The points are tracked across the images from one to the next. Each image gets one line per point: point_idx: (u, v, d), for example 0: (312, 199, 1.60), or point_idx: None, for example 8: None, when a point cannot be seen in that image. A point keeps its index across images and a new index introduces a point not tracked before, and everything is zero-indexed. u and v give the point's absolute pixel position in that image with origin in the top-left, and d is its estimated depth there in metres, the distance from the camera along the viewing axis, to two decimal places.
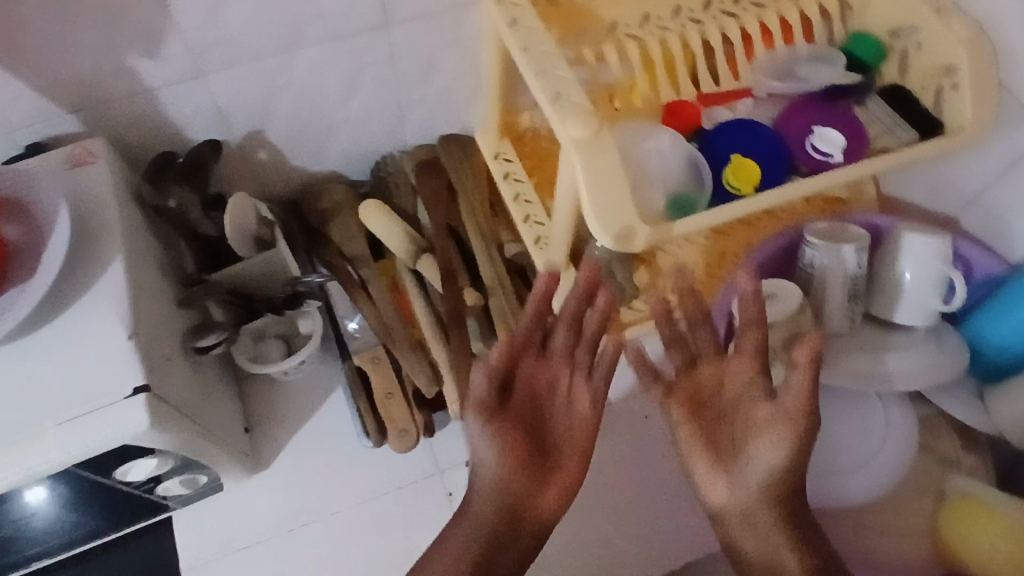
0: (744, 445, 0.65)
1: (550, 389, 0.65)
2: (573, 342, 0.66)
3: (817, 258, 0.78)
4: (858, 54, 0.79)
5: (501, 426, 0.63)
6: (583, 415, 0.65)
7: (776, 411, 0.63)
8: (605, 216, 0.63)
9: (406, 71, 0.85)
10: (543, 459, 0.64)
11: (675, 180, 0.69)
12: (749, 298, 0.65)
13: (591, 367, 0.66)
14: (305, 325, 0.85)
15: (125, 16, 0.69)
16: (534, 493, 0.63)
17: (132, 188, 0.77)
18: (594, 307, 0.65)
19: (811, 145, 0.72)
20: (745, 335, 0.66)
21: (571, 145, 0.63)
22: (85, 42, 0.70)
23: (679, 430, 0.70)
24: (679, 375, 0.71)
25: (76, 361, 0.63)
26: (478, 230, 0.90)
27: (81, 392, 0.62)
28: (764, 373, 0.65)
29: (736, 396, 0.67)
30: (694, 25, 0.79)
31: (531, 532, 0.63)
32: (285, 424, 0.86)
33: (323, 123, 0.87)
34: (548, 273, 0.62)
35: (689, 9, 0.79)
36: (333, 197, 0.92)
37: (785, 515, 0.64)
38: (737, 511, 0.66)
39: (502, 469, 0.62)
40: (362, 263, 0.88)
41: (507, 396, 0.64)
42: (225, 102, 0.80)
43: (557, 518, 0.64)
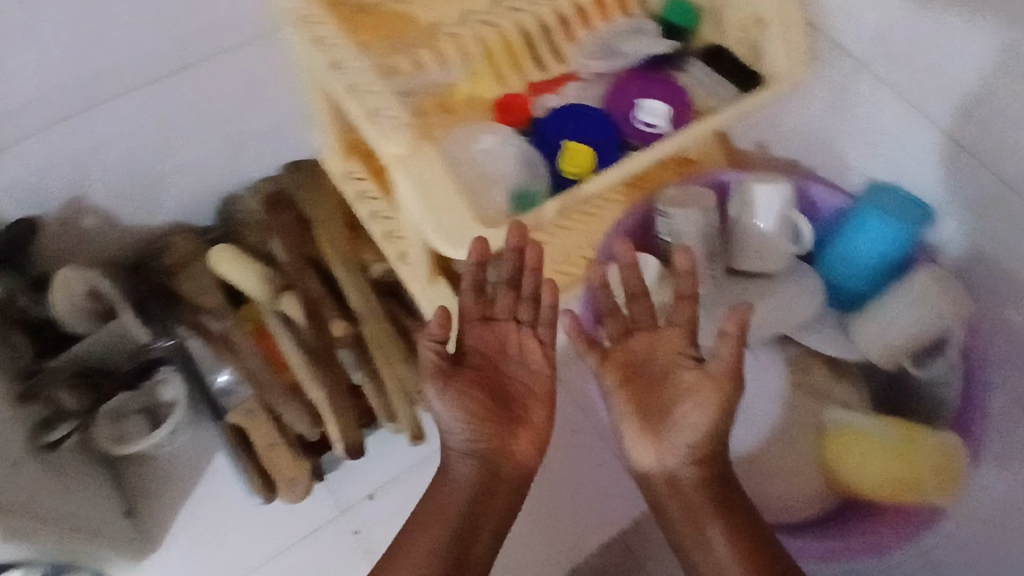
0: (671, 408, 0.68)
1: (503, 352, 0.71)
2: (513, 300, 0.71)
3: (671, 226, 0.79)
4: (672, 20, 0.79)
5: (462, 386, 0.68)
6: (539, 369, 0.72)
7: (699, 378, 0.66)
8: (439, 225, 0.61)
9: (227, 108, 0.80)
10: (511, 412, 0.70)
11: (513, 177, 0.69)
12: (681, 270, 0.67)
13: (535, 320, 0.71)
14: (168, 392, 0.82)
15: None
16: (502, 439, 0.69)
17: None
18: (530, 273, 0.69)
19: (637, 120, 0.74)
20: (677, 307, 0.69)
21: (393, 163, 0.61)
22: None
23: (616, 397, 0.71)
24: (615, 343, 0.72)
25: None
26: (340, 256, 0.85)
27: None
28: (692, 342, 0.68)
29: (666, 365, 0.69)
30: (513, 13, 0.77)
31: (504, 477, 0.70)
32: (170, 498, 0.82)
33: (150, 176, 0.82)
34: (478, 241, 0.62)
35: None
36: (180, 249, 0.85)
37: (708, 479, 0.67)
38: (663, 475, 0.68)
39: (474, 429, 0.68)
40: (220, 315, 0.82)
41: (463, 362, 0.69)
42: (27, 175, 0.73)
43: (536, 461, 0.71)
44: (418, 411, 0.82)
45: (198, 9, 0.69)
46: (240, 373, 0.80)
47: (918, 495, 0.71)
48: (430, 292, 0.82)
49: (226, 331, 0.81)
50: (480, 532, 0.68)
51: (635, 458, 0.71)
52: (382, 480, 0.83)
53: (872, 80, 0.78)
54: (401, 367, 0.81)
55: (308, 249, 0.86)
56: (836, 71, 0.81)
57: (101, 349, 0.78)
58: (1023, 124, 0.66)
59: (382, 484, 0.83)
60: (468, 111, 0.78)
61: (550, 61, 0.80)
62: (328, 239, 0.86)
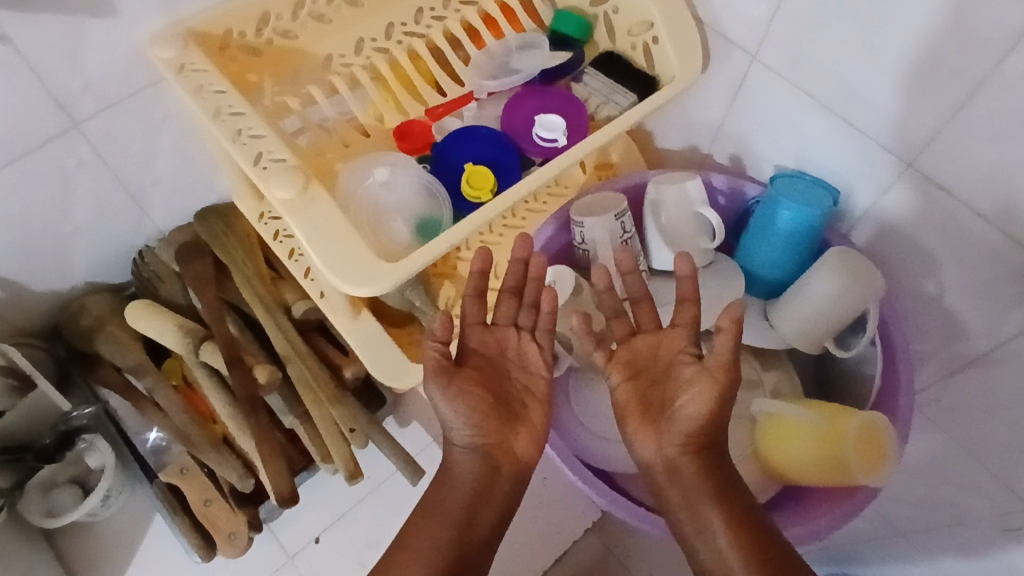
0: (671, 400, 0.62)
1: (501, 354, 0.65)
2: (514, 308, 0.66)
3: (586, 235, 0.79)
4: (564, 31, 0.80)
5: (464, 383, 0.61)
6: (538, 372, 0.66)
7: (698, 371, 0.61)
8: (337, 261, 0.61)
9: (126, 162, 0.78)
10: (510, 411, 0.63)
11: (413, 206, 0.69)
12: (682, 273, 0.64)
13: (534, 326, 0.66)
14: (95, 459, 0.79)
15: None
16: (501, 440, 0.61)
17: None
18: (532, 280, 0.66)
19: (537, 136, 0.76)
20: (679, 309, 0.65)
21: (281, 208, 0.62)
22: None
23: (617, 395, 0.65)
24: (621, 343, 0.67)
25: None
26: (259, 300, 0.85)
27: None
28: (694, 341, 0.63)
29: (668, 365, 0.64)
30: (405, 40, 0.78)
31: (497, 481, 0.61)
32: (111, 566, 0.80)
33: (54, 239, 0.79)
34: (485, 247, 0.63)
35: (401, 23, 0.78)
36: (94, 310, 0.83)
37: (708, 468, 0.60)
38: (663, 466, 0.62)
39: (475, 424, 0.61)
40: (143, 373, 0.82)
41: (464, 363, 0.63)
42: None
43: (535, 462, 0.63)
44: (353, 448, 0.81)
45: (77, 68, 0.68)
46: (168, 431, 0.79)
47: (847, 477, 0.70)
48: (355, 326, 0.81)
49: (151, 388, 0.81)
50: (479, 535, 0.58)
51: (635, 450, 0.64)
52: (326, 520, 0.83)
53: (765, 71, 0.79)
54: (332, 405, 0.80)
55: (228, 294, 0.87)
56: (731, 65, 0.82)
57: (19, 424, 0.75)
58: (908, 101, 0.67)
59: (327, 524, 0.83)
60: (372, 144, 0.78)
61: (449, 84, 0.81)
62: (246, 283, 0.85)
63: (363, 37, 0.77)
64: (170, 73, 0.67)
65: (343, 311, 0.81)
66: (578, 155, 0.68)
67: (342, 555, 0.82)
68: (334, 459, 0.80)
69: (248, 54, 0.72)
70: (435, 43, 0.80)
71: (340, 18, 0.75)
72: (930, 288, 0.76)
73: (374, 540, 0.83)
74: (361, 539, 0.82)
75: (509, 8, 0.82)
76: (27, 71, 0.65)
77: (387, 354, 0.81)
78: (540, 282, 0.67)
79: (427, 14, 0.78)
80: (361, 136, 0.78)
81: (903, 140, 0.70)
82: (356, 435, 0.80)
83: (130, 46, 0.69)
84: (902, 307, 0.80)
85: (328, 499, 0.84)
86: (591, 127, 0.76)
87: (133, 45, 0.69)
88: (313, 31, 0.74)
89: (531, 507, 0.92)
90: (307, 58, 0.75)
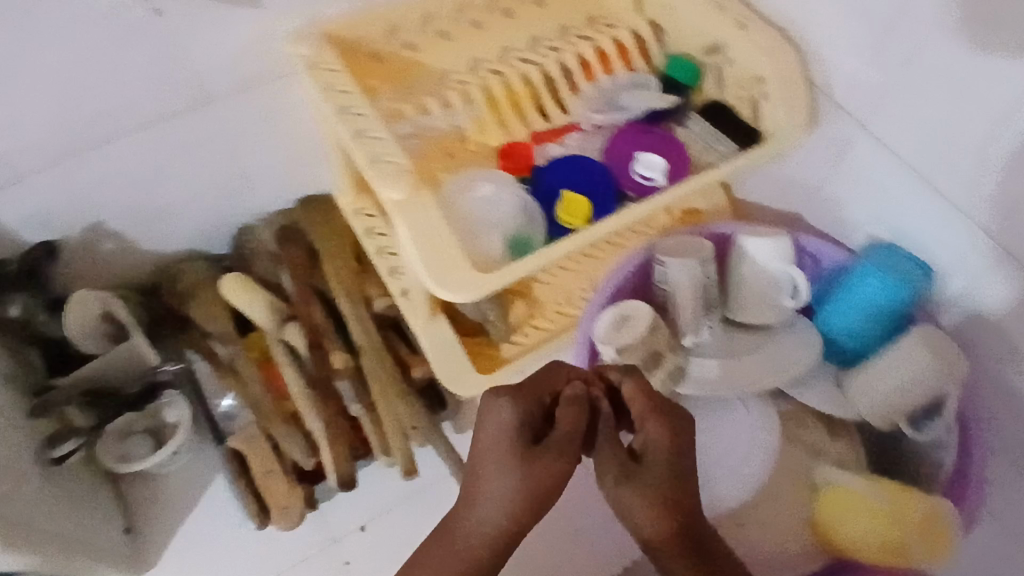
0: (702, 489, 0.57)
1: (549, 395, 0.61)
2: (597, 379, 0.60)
3: (668, 275, 0.80)
4: (675, 77, 0.82)
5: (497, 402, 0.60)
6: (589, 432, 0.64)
7: None
8: (435, 264, 0.64)
9: (245, 144, 0.84)
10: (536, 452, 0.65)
11: (510, 222, 0.72)
12: None
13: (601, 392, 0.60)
14: (173, 414, 0.84)
15: None
16: (475, 561, 0.56)
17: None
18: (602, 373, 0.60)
19: (636, 172, 0.78)
20: None
21: (391, 207, 0.65)
22: None
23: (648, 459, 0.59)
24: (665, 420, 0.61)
25: None
26: (344, 290, 0.89)
27: None
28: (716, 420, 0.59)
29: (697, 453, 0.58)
30: (518, 65, 0.82)
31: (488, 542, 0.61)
32: (168, 518, 0.84)
33: (168, 205, 0.85)
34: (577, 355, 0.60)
35: (516, 49, 0.82)
36: (191, 276, 0.89)
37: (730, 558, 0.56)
38: None
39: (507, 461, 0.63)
40: (226, 341, 0.86)
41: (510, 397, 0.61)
42: (52, 201, 0.77)
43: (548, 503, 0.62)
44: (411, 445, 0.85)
45: (219, 53, 0.74)
46: (243, 400, 0.84)
47: (904, 559, 0.70)
48: (431, 326, 0.84)
49: (231, 358, 0.86)
50: None
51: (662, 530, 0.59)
52: (373, 511, 0.85)
53: (870, 139, 0.79)
54: (396, 401, 0.84)
55: (316, 280, 0.91)
56: (837, 129, 0.82)
57: (110, 372, 0.81)
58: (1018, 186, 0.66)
59: (372, 515, 0.85)
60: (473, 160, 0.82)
61: (556, 112, 0.84)
62: (335, 274, 0.90)
63: (479, 58, 0.81)
64: (303, 69, 0.71)
65: (422, 310, 0.83)
66: (674, 196, 0.70)
67: (382, 548, 0.83)
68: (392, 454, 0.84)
69: (370, 60, 0.76)
70: (549, 71, 0.83)
71: (462, 37, 0.79)
72: (1016, 379, 0.73)
73: (414, 538, 0.84)
74: (402, 536, 0.84)
75: (623, 46, 0.85)
76: (173, 48, 0.71)
77: (454, 359, 0.84)
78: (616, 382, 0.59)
79: (543, 44, 0.82)
80: (465, 150, 0.82)
81: (1007, 226, 0.69)
82: (416, 433, 0.84)
83: (268, 39, 0.75)
84: (986, 401, 0.77)
85: (377, 490, 0.86)
86: (691, 170, 0.77)
87: (270, 38, 0.75)
88: (435, 47, 0.78)
89: (572, 538, 0.91)
90: (423, 71, 0.79)
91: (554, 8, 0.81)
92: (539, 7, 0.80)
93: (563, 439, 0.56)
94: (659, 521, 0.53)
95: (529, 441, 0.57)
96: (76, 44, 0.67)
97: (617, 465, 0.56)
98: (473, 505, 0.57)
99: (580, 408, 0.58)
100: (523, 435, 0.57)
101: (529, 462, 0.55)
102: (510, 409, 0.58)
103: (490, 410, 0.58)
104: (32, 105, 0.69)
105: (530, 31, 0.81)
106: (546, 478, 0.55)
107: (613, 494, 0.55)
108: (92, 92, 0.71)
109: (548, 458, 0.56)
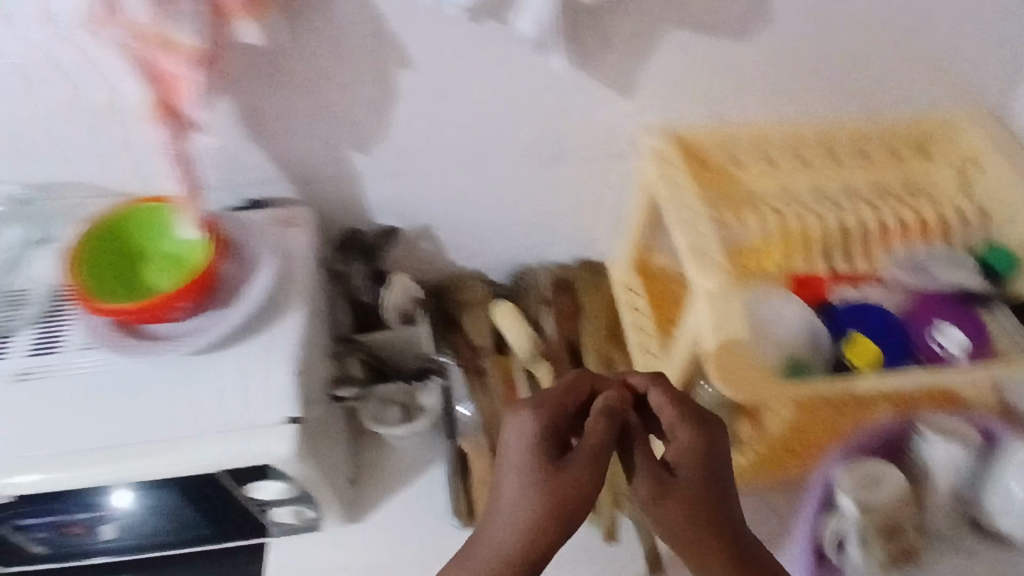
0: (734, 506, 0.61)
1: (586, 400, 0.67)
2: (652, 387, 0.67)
3: (929, 453, 0.77)
4: (992, 264, 0.84)
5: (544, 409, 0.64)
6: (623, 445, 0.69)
7: None
8: (723, 360, 0.69)
9: (566, 200, 0.97)
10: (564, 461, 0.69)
11: (797, 343, 0.75)
12: None
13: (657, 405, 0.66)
14: (427, 399, 0.94)
15: (343, 119, 0.82)
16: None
17: (330, 260, 0.94)
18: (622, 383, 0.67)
19: (932, 340, 0.79)
20: None
21: (703, 293, 0.72)
22: (310, 138, 0.83)
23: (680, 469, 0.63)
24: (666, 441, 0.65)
25: (244, 383, 0.72)
26: (598, 351, 0.97)
27: (239, 412, 0.71)
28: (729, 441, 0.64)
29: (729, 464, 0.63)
30: (834, 207, 0.87)
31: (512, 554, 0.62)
32: (387, 485, 0.94)
33: (483, 230, 1.00)
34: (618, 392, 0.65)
35: (832, 193, 0.87)
36: (474, 292, 1.02)
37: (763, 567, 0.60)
38: None
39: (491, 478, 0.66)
40: (485, 356, 0.97)
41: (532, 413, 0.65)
42: (409, 196, 0.92)
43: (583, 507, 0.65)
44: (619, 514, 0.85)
45: (590, 123, 0.86)
46: (484, 410, 0.92)
47: None
48: None
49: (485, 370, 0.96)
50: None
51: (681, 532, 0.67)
52: None
53: None
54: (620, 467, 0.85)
55: (574, 334, 0.99)
56: None
57: (394, 344, 0.95)
58: None
59: None
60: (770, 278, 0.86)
61: (858, 259, 0.87)
62: (592, 333, 0.99)
63: (796, 190, 0.87)
64: (651, 157, 0.84)
65: None
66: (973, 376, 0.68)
67: None
68: (600, 514, 0.85)
69: (706, 165, 0.85)
70: (864, 220, 0.86)
71: (787, 168, 0.87)
72: None
73: None
74: None
75: (944, 219, 0.87)
76: (559, 109, 0.84)
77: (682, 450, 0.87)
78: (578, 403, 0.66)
79: (859, 195, 0.88)
80: (766, 265, 0.86)
81: None
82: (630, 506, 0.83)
83: (628, 124, 0.88)
84: None
85: None
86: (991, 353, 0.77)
87: (631, 126, 0.88)
88: (761, 170, 0.87)
89: None
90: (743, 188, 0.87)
91: (879, 166, 0.89)
92: (866, 162, 0.88)
93: (588, 451, 0.60)
94: (695, 531, 0.59)
95: (557, 457, 0.60)
96: (495, 87, 0.81)
97: (653, 481, 0.61)
98: (494, 518, 0.59)
99: (609, 420, 0.62)
100: (548, 453, 0.60)
101: (551, 479, 0.58)
102: (534, 422, 0.62)
103: (519, 417, 0.62)
104: (439, 123, 0.84)
105: (850, 179, 0.88)
106: (564, 495, 0.58)
107: (656, 513, 0.60)
108: (484, 125, 0.85)
109: (571, 473, 0.59)
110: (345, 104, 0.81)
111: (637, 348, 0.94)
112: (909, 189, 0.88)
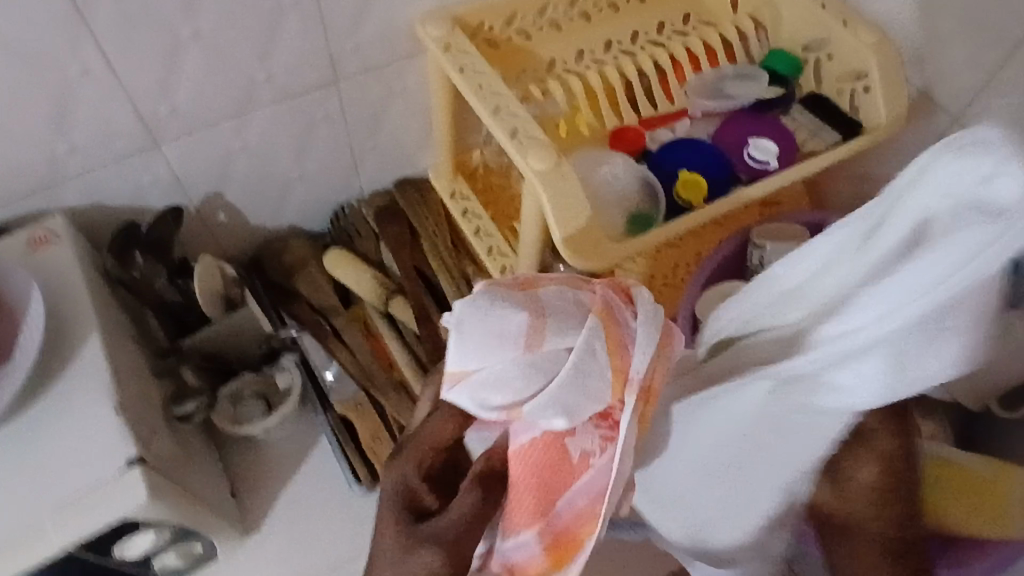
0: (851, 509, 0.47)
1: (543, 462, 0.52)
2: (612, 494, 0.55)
3: (764, 259, 0.84)
4: (776, 69, 0.84)
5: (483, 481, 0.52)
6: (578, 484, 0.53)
7: None
8: (575, 242, 0.67)
9: (361, 123, 0.89)
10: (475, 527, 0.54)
11: (631, 197, 0.74)
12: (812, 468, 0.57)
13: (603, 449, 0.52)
14: (284, 380, 0.87)
15: (62, 97, 0.71)
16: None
17: (97, 265, 0.76)
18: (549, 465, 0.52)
19: (748, 154, 0.79)
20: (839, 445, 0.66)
21: (535, 177, 0.67)
22: (33, 130, 0.72)
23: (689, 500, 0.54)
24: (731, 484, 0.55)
25: (64, 454, 0.62)
26: (445, 267, 0.93)
27: (69, 494, 0.61)
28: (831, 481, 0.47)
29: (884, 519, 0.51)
30: (604, 64, 0.84)
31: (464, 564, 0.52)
32: (272, 486, 0.85)
33: (278, 185, 0.90)
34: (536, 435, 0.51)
35: (590, 51, 0.84)
36: (297, 252, 0.93)
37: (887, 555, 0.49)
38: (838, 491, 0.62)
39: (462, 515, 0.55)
40: (334, 313, 0.90)
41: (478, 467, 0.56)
42: (179, 171, 0.82)
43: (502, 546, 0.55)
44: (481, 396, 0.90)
45: (356, 32, 0.80)
46: (349, 367, 0.87)
47: None
48: None
49: (340, 328, 0.89)
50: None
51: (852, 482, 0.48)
52: None
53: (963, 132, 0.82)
54: None
55: (415, 258, 0.94)
56: (927, 125, 0.86)
57: (225, 338, 0.83)
58: None
59: None
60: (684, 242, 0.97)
61: (661, 99, 0.85)
62: (432, 249, 0.94)
63: (586, 49, 0.84)
64: (434, 47, 0.77)
65: None
66: (746, 196, 0.72)
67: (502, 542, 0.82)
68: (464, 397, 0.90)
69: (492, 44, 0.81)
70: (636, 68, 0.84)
71: (571, 28, 0.84)
72: None
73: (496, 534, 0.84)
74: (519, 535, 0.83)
75: (710, 48, 0.87)
76: (320, 26, 0.77)
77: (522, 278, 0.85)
78: (543, 471, 0.52)
79: (615, 47, 0.85)
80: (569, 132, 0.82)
81: None
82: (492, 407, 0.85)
83: (400, 21, 0.82)
84: None
85: None
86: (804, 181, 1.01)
87: (402, 26, 0.82)
88: (543, 39, 0.83)
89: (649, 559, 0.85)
90: (535, 59, 0.83)
91: (628, 12, 0.85)
92: (614, 11, 0.85)
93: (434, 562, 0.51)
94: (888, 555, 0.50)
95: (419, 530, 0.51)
96: (234, 25, 0.74)
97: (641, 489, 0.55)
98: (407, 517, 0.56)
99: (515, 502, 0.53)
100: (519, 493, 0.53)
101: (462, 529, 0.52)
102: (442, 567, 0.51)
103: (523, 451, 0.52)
104: (185, 71, 0.75)
105: (605, 34, 0.84)
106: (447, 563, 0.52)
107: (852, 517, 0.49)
108: (238, 64, 0.77)
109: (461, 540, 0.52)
110: (60, 77, 0.70)
111: (477, 232, 0.88)
112: (686, 20, 0.87)
